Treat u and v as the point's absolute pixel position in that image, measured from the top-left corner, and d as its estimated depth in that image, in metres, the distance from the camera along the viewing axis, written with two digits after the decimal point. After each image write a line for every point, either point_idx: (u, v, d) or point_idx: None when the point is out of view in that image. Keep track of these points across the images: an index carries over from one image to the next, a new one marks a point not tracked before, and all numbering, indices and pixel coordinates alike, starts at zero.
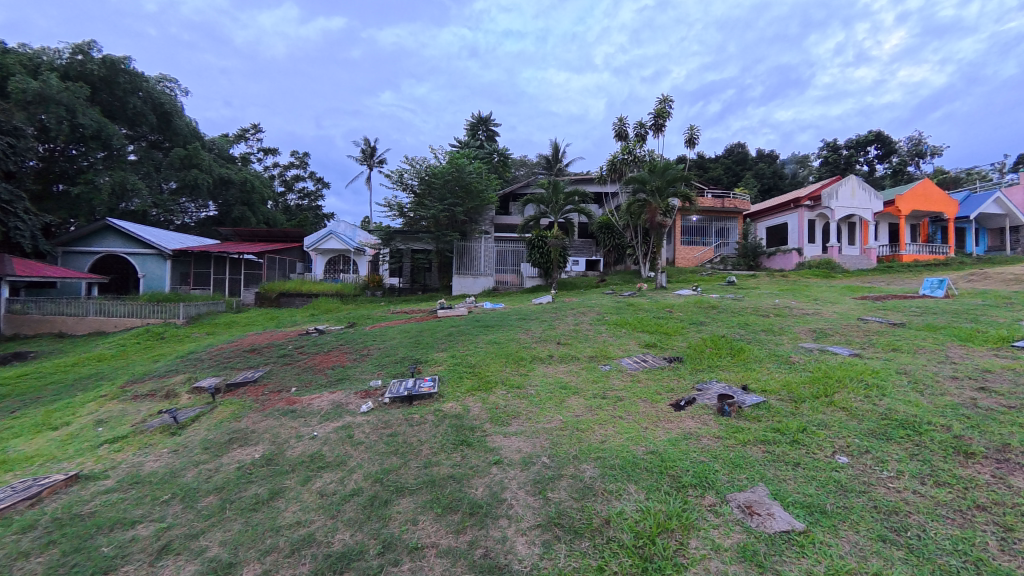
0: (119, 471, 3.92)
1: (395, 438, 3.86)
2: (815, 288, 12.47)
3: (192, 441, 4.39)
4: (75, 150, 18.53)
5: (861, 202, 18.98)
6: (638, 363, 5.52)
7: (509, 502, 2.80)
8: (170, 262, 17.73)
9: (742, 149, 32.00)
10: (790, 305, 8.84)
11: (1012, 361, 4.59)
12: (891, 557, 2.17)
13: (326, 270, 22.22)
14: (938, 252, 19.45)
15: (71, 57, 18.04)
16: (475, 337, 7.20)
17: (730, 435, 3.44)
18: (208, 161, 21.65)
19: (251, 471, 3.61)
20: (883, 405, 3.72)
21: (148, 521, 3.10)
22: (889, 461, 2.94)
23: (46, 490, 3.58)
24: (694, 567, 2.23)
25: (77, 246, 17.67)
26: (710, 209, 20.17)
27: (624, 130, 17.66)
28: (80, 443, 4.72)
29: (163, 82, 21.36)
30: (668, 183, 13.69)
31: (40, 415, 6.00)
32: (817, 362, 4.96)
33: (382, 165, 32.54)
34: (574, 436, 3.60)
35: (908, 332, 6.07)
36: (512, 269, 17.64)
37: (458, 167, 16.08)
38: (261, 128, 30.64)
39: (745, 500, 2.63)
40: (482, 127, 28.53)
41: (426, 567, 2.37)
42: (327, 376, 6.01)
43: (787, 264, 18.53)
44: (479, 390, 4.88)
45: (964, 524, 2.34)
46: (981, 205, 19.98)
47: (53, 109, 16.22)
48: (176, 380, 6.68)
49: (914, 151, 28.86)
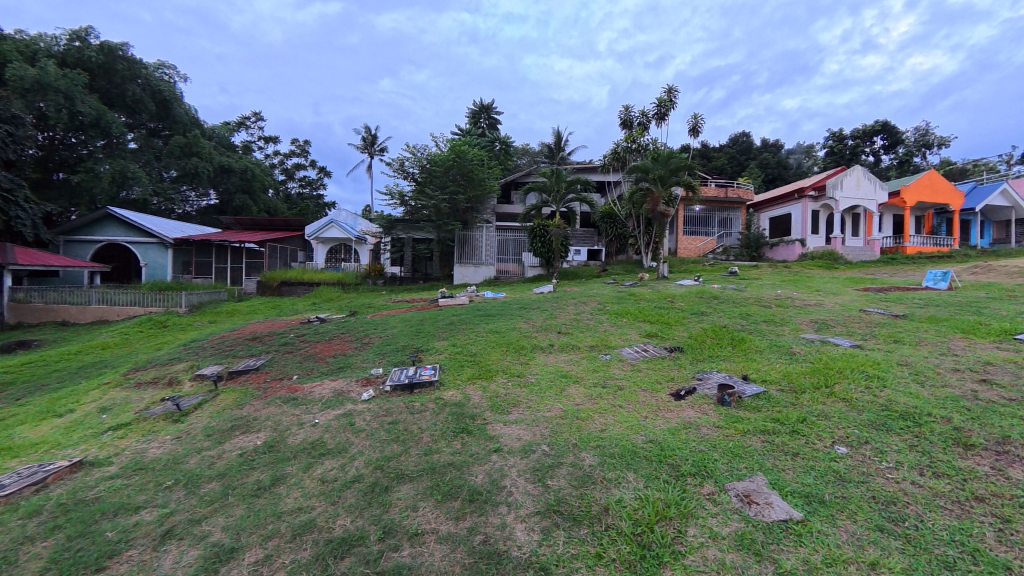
0: (122, 458, 3.97)
1: (396, 426, 3.88)
2: (818, 279, 12.38)
3: (194, 428, 4.43)
4: (74, 138, 18.42)
5: (866, 193, 18.76)
6: (639, 353, 5.54)
7: (509, 489, 2.82)
8: (171, 251, 17.73)
9: (746, 139, 31.82)
10: (792, 295, 8.77)
11: (1014, 354, 4.57)
12: (889, 547, 2.18)
13: (327, 259, 22.23)
14: (942, 243, 19.29)
15: (68, 43, 17.91)
16: (476, 325, 7.22)
17: (730, 424, 3.45)
18: (208, 149, 21.52)
19: (252, 458, 3.65)
20: (883, 396, 3.71)
21: (151, 507, 3.14)
22: (888, 452, 2.94)
23: (51, 476, 3.63)
24: (692, 555, 2.24)
25: (79, 234, 17.70)
26: (712, 199, 20.01)
27: (629, 117, 17.51)
28: (83, 431, 4.76)
29: (162, 68, 21.18)
30: (671, 173, 13.57)
31: (45, 403, 6.04)
32: (818, 353, 4.96)
33: (383, 154, 32.28)
34: (575, 425, 3.61)
35: (911, 324, 6.04)
36: (514, 258, 17.53)
37: (459, 154, 15.91)
38: (261, 115, 30.37)
39: (743, 490, 2.64)
40: (484, 113, 28.26)
41: (426, 553, 2.40)
42: (329, 364, 6.05)
43: (790, 255, 18.47)
44: (480, 378, 4.91)
45: (963, 514, 2.35)
46: (987, 197, 19.78)
47: (52, 98, 16.10)
48: (179, 367, 6.75)
49: (922, 141, 28.45)
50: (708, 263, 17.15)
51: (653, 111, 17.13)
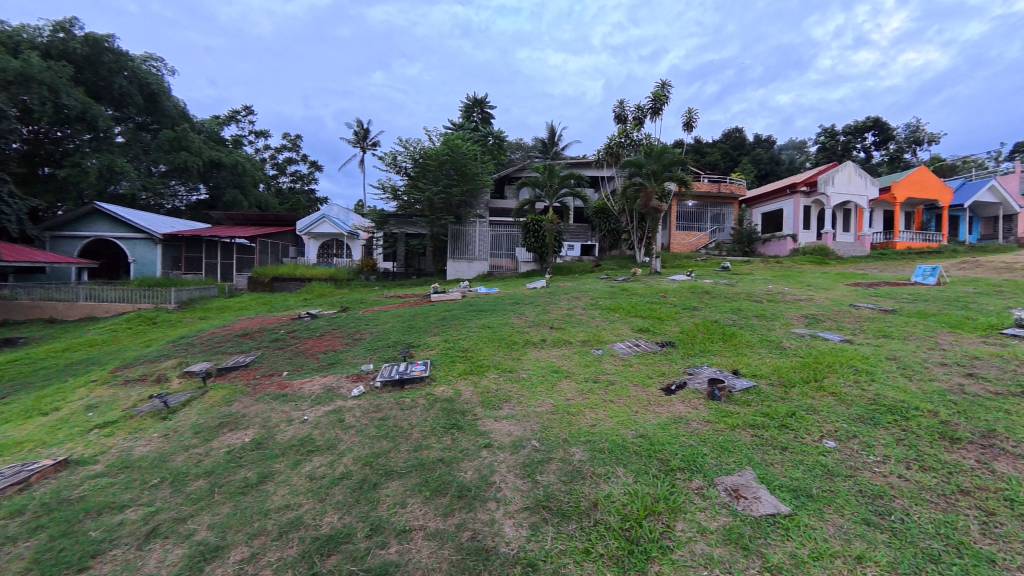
0: (109, 456, 3.91)
1: (386, 422, 3.85)
2: (809, 274, 12.48)
3: (182, 425, 4.39)
4: (60, 132, 18.08)
5: (857, 188, 18.86)
6: (631, 347, 5.54)
7: (498, 485, 2.80)
8: (160, 246, 17.50)
9: (739, 134, 31.90)
10: (783, 290, 8.85)
11: (1001, 348, 4.62)
12: (875, 540, 2.19)
13: (319, 255, 21.80)
14: (931, 239, 19.50)
15: (52, 35, 17.58)
16: (468, 320, 7.21)
17: (720, 419, 3.45)
18: (198, 143, 21.20)
19: (241, 454, 3.61)
20: (872, 390, 3.74)
21: (136, 505, 3.09)
22: (875, 446, 2.96)
23: (35, 475, 3.56)
24: (679, 549, 2.24)
25: (66, 229, 17.41)
26: (705, 195, 20.16)
27: (624, 112, 17.42)
28: (70, 428, 4.70)
29: (149, 61, 20.77)
30: (664, 168, 13.63)
31: (31, 401, 5.94)
32: (807, 347, 5.00)
33: (376, 148, 32.01)
34: (565, 420, 3.60)
35: (899, 319, 6.11)
36: (508, 254, 17.51)
37: (453, 148, 15.77)
38: (252, 109, 29.96)
39: (732, 484, 2.64)
40: (476, 108, 28.15)
41: (413, 550, 2.37)
42: (319, 360, 5.98)
43: (782, 250, 18.56)
44: (471, 373, 4.89)
45: (949, 508, 2.37)
46: (976, 193, 19.98)
47: (36, 90, 15.79)
48: (169, 364, 6.69)
49: (912, 138, 28.68)
50: (701, 258, 17.20)
51: (648, 106, 17.03)
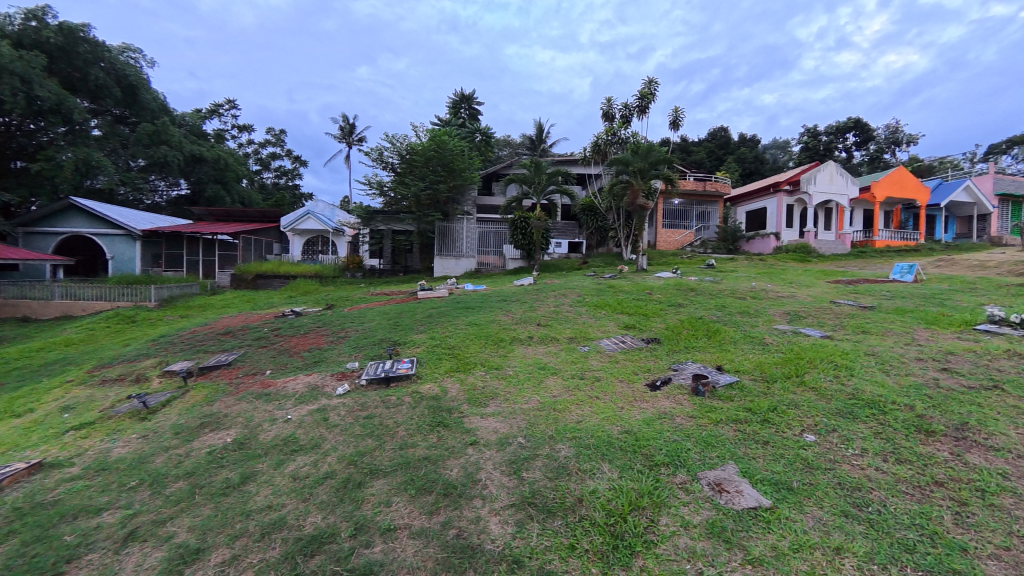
0: (85, 458, 3.80)
1: (372, 421, 3.81)
2: (791, 271, 12.70)
3: (162, 426, 4.30)
4: (33, 125, 17.49)
5: (838, 187, 19.22)
6: (617, 344, 5.57)
7: (483, 483, 2.80)
8: (140, 243, 17.08)
9: (724, 133, 32.25)
10: (766, 287, 9.01)
11: (974, 343, 4.76)
12: (853, 531, 2.24)
13: (303, 251, 21.45)
14: (909, 238, 19.96)
15: (24, 23, 16.95)
16: (455, 318, 7.16)
17: (703, 414, 3.49)
18: (178, 136, 20.63)
19: (223, 455, 3.54)
20: (851, 384, 3.82)
21: (113, 508, 3.01)
22: (854, 440, 3.02)
23: (8, 479, 3.45)
24: (664, 544, 2.26)
25: (40, 226, 16.90)
26: (691, 193, 20.34)
27: (611, 110, 17.47)
28: (44, 431, 4.56)
29: (126, 52, 20.19)
30: (651, 166, 13.73)
31: (3, 402, 5.77)
32: (790, 343, 5.06)
33: (361, 144, 31.62)
34: (552, 417, 3.60)
35: (879, 315, 6.25)
36: (495, 251, 17.36)
37: (440, 144, 15.66)
38: (235, 104, 29.66)
39: (715, 478, 2.68)
40: (464, 105, 28.04)
41: (398, 549, 2.35)
42: (303, 359, 5.90)
43: (765, 248, 18.87)
44: (457, 371, 4.86)
45: (923, 498, 2.43)
46: (952, 193, 20.52)
47: (7, 81, 15.18)
48: (148, 363, 6.53)
49: (891, 139, 29.29)
50: (687, 255, 17.37)
51: (635, 104, 17.11)
